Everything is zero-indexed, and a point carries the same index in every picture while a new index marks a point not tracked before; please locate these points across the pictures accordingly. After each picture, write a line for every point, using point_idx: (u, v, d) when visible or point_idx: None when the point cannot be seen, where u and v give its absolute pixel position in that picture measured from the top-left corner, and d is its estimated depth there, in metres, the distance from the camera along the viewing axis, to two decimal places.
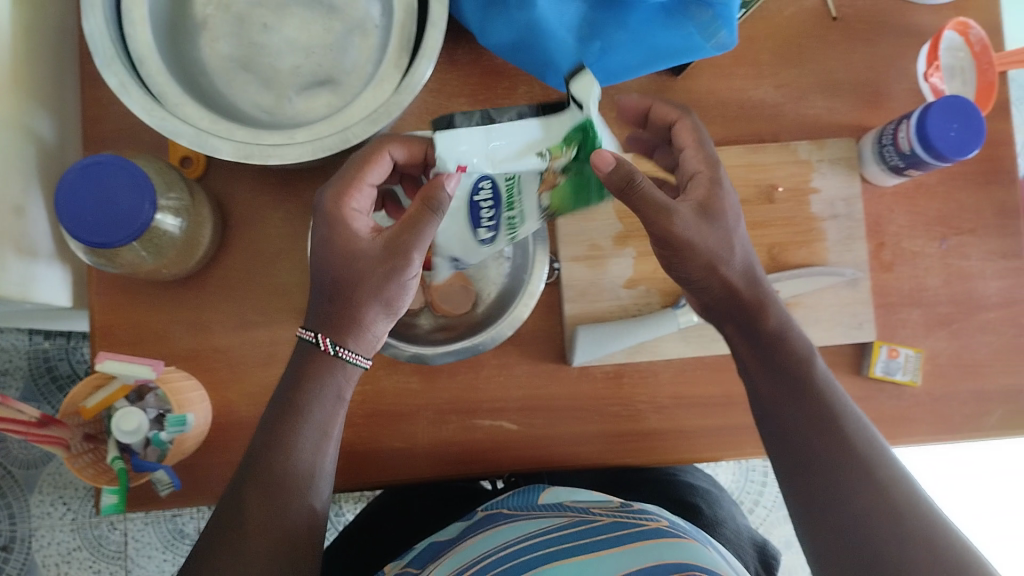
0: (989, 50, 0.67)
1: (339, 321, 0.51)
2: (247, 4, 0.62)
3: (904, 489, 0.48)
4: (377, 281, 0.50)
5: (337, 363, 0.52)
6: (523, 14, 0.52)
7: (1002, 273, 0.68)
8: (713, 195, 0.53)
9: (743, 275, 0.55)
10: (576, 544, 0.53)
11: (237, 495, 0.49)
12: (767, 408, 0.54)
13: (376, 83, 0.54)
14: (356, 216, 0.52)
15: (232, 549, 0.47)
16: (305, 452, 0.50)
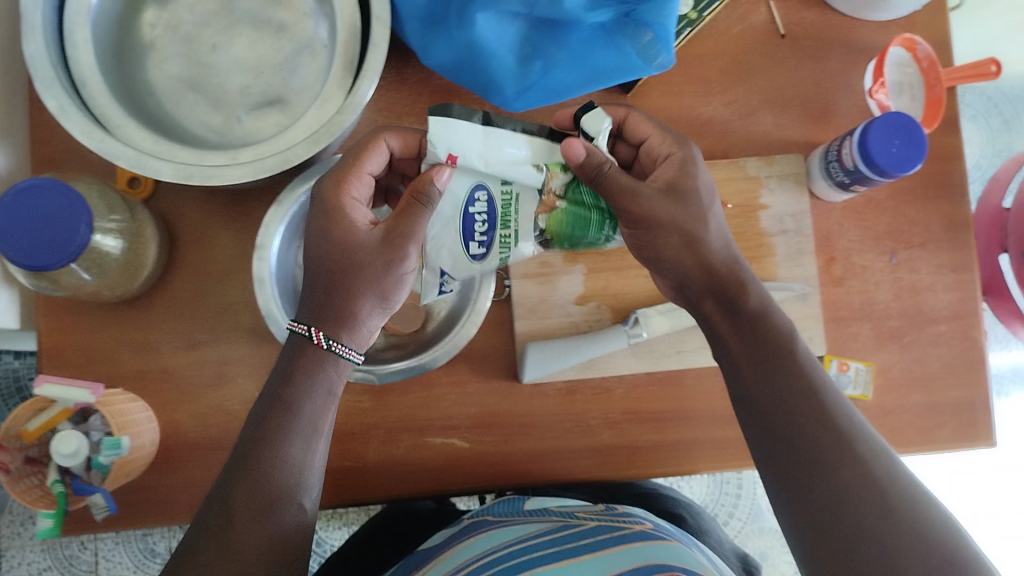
0: (936, 66, 0.67)
1: (333, 313, 0.51)
2: (195, 25, 0.62)
3: (885, 464, 0.46)
4: (376, 271, 0.51)
5: (329, 357, 0.51)
6: (462, 34, 0.53)
7: (952, 286, 0.68)
8: (682, 176, 0.54)
9: (717, 254, 0.54)
10: (557, 549, 0.52)
11: (223, 491, 0.46)
12: (747, 387, 0.52)
13: (320, 104, 0.54)
14: (355, 206, 0.53)
15: (223, 548, 0.44)
16: (295, 447, 0.48)
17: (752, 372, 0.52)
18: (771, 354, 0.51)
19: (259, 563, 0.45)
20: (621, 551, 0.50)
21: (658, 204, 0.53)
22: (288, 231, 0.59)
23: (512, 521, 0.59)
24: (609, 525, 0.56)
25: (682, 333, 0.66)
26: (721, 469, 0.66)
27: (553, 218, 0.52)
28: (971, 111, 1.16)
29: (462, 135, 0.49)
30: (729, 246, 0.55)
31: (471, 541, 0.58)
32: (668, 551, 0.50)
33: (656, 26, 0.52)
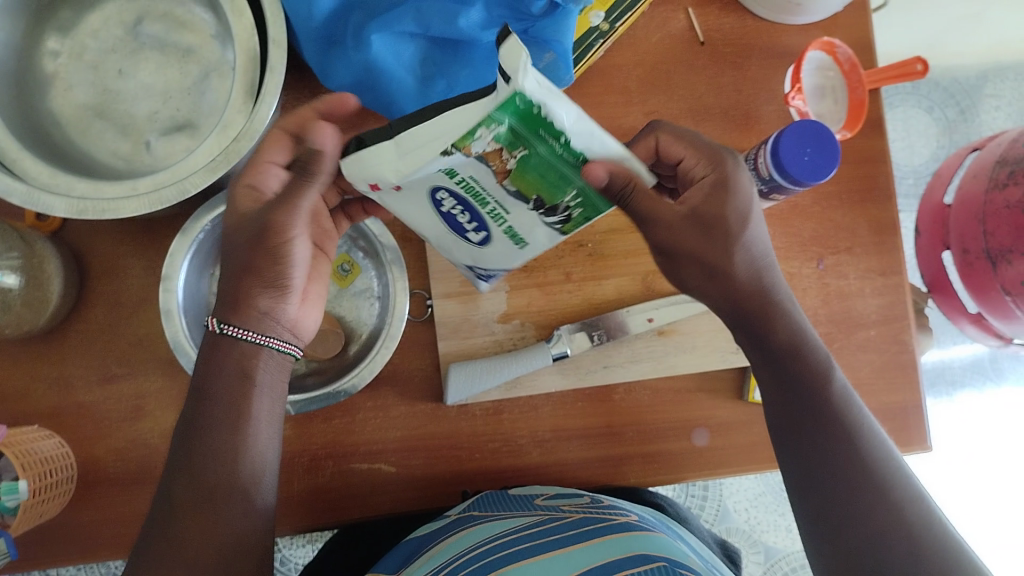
0: (858, 68, 0.67)
1: (233, 304, 0.49)
2: (100, 52, 0.61)
3: (920, 508, 0.46)
4: (254, 256, 0.49)
5: (228, 342, 0.49)
6: (360, 55, 0.54)
7: (880, 290, 0.68)
8: (711, 203, 0.49)
9: (749, 277, 0.51)
10: (543, 542, 0.48)
11: (165, 491, 0.46)
12: (784, 420, 0.52)
13: (220, 129, 0.53)
14: (255, 189, 0.49)
15: (172, 548, 0.44)
16: (222, 436, 0.47)
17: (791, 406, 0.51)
18: (808, 384, 0.51)
19: (212, 556, 0.45)
20: (597, 545, 0.46)
21: (685, 233, 0.49)
22: (196, 261, 0.59)
23: (496, 516, 0.55)
24: (593, 517, 0.51)
25: (609, 347, 0.65)
26: (661, 482, 0.65)
27: (516, 178, 0.41)
28: (927, 103, 1.15)
29: (368, 158, 0.40)
30: (760, 257, 0.51)
31: (455, 537, 0.53)
32: (651, 541, 0.46)
33: (554, 45, 0.53)
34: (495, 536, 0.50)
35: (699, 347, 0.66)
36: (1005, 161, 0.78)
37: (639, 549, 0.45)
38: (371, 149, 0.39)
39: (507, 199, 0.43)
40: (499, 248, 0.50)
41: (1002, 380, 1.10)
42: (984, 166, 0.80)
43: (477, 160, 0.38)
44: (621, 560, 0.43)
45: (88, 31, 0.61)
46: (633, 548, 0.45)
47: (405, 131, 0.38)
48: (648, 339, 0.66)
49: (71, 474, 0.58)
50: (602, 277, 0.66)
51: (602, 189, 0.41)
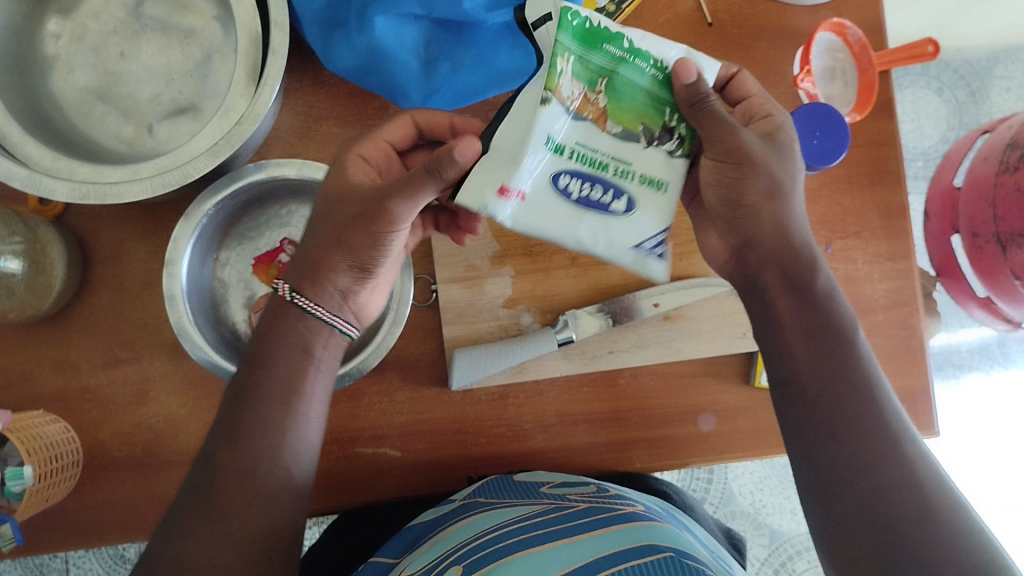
0: (868, 50, 0.67)
1: (309, 276, 0.50)
2: (101, 35, 0.60)
3: (932, 473, 0.43)
4: (357, 234, 0.48)
5: (292, 310, 0.50)
6: (363, 38, 0.53)
7: (888, 275, 0.68)
8: (781, 131, 0.49)
9: (793, 231, 0.49)
10: (550, 530, 0.47)
11: (208, 457, 0.46)
12: (798, 376, 0.48)
13: (223, 113, 0.52)
14: (357, 163, 0.51)
15: (209, 513, 0.44)
16: (274, 410, 0.48)
17: (804, 357, 0.48)
18: (827, 339, 0.48)
19: (246, 524, 0.44)
20: (604, 535, 0.46)
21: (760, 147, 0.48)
22: (199, 246, 0.59)
23: (505, 502, 0.55)
24: (601, 506, 0.51)
25: (614, 332, 0.65)
26: (665, 467, 0.65)
27: (616, 115, 0.46)
28: (937, 84, 1.13)
29: (498, 138, 0.44)
30: (803, 223, 0.50)
31: (462, 522, 0.53)
32: (658, 531, 0.46)
33: None
34: (503, 523, 0.50)
35: (705, 332, 0.65)
36: (1016, 143, 0.77)
37: (649, 538, 0.44)
38: (523, 155, 0.44)
39: (618, 148, 0.46)
40: (627, 238, 0.47)
41: (1009, 364, 1.10)
42: (995, 149, 0.79)
43: (573, 116, 0.45)
44: (628, 550, 0.43)
45: (89, 13, 0.61)
46: (641, 538, 0.44)
47: (492, 147, 0.44)
48: (654, 324, 0.65)
49: (76, 459, 0.58)
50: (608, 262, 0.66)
51: (684, 89, 0.46)
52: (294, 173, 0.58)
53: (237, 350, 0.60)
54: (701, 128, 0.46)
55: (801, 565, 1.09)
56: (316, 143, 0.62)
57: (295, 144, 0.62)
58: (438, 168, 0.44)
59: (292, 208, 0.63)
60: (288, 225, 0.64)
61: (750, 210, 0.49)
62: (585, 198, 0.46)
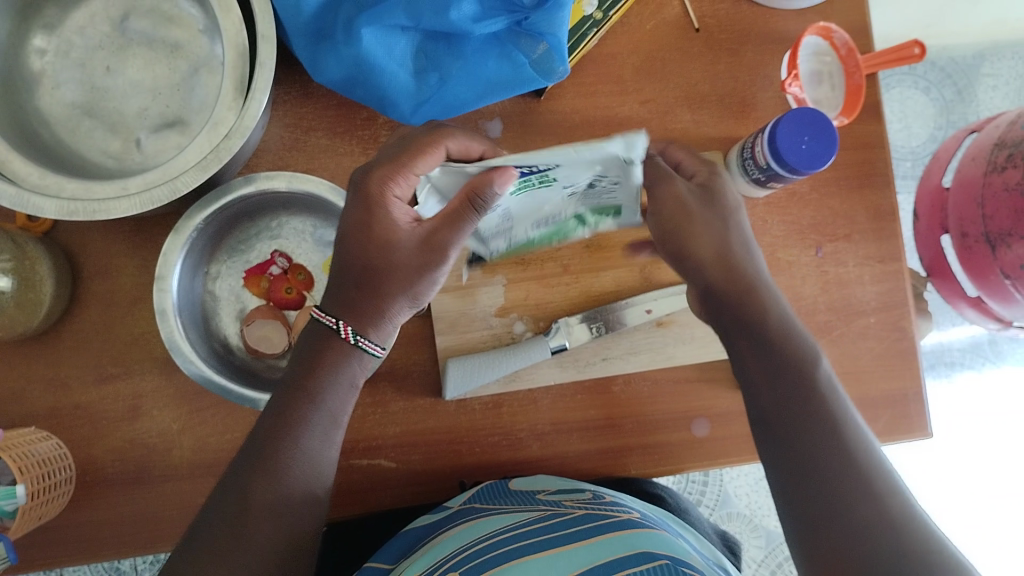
0: (854, 53, 0.67)
1: (359, 307, 0.49)
2: (87, 50, 0.60)
3: (903, 502, 0.43)
4: (408, 277, 0.49)
5: (353, 351, 0.50)
6: (350, 49, 0.54)
7: (879, 277, 0.68)
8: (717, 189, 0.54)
9: (737, 250, 0.53)
10: (544, 539, 0.47)
11: (239, 482, 0.46)
12: (769, 414, 0.49)
13: (211, 126, 0.52)
14: (397, 205, 0.48)
15: (233, 529, 0.45)
16: (312, 442, 0.48)
17: (779, 398, 0.49)
18: (796, 380, 0.49)
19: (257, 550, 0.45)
20: (600, 544, 0.45)
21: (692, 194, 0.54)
22: (189, 262, 0.58)
23: (499, 510, 0.55)
24: (597, 514, 0.51)
25: (607, 339, 0.65)
26: (661, 474, 0.65)
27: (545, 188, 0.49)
28: (924, 83, 1.14)
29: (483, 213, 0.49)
30: (742, 247, 0.53)
31: (456, 530, 0.53)
32: (653, 540, 0.46)
33: (548, 36, 0.54)
34: (498, 531, 0.50)
35: (698, 337, 0.65)
36: (1003, 143, 0.77)
37: (643, 546, 0.44)
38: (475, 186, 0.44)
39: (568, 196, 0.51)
40: (595, 168, 0.41)
41: (1001, 362, 1.10)
42: (982, 149, 0.80)
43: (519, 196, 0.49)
44: (625, 557, 0.43)
45: (74, 28, 0.60)
46: (635, 546, 0.44)
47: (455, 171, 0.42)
48: (647, 330, 0.65)
49: (70, 476, 0.58)
50: (599, 269, 0.66)
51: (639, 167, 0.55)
52: (283, 186, 0.58)
53: (229, 363, 0.60)
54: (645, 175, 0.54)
55: (797, 565, 1.09)
56: (305, 155, 0.62)
57: (284, 155, 0.62)
58: (478, 207, 0.42)
59: (282, 221, 0.63)
60: (278, 237, 0.63)
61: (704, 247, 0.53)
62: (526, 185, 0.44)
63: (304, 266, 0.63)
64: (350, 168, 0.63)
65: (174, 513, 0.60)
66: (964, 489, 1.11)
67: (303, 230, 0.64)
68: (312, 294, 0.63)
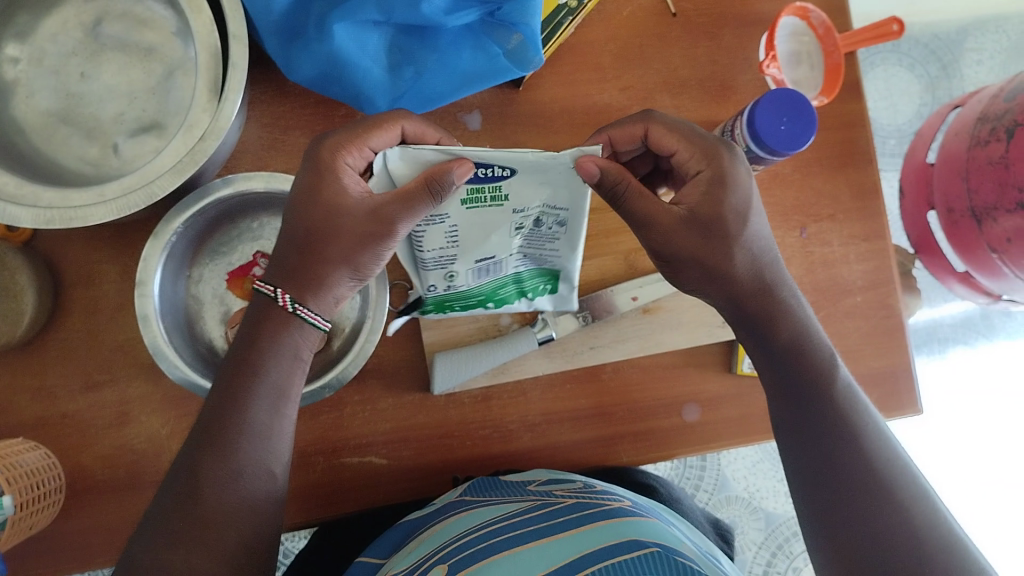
0: (832, 33, 0.67)
1: (301, 272, 0.49)
2: (59, 56, 0.59)
3: (925, 510, 0.46)
4: (352, 247, 0.48)
5: (294, 321, 0.50)
6: (323, 46, 0.53)
7: (864, 256, 0.68)
8: (709, 202, 0.49)
9: (762, 266, 0.52)
10: (534, 529, 0.47)
11: (188, 459, 0.46)
12: (790, 424, 0.52)
13: (186, 129, 0.52)
14: (348, 172, 0.48)
15: (195, 515, 0.44)
16: (260, 415, 0.48)
17: (788, 405, 0.52)
18: (814, 388, 0.51)
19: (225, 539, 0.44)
20: (588, 533, 0.45)
21: (685, 237, 0.49)
22: (170, 266, 0.58)
23: (489, 500, 0.55)
24: (588, 502, 0.51)
25: (594, 328, 0.65)
26: (652, 460, 0.65)
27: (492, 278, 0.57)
28: (907, 60, 1.14)
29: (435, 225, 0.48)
30: (760, 254, 0.51)
31: (447, 521, 0.53)
32: (644, 527, 0.46)
33: (522, 26, 0.53)
34: (488, 522, 0.50)
35: (685, 322, 0.65)
36: (985, 117, 0.77)
37: (632, 534, 0.44)
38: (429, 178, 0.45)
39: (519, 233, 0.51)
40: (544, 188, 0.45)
41: (993, 336, 1.10)
42: (965, 124, 0.80)
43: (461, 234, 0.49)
44: (615, 544, 0.43)
45: (46, 34, 0.59)
46: (625, 532, 0.44)
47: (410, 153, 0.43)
48: (634, 318, 0.65)
49: (59, 485, 0.58)
50: (584, 257, 0.66)
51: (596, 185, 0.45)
52: (262, 186, 0.57)
53: (215, 367, 0.60)
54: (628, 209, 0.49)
55: (797, 546, 1.09)
56: (284, 154, 0.62)
57: (263, 156, 0.62)
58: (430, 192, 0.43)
59: (264, 221, 0.63)
60: (259, 238, 0.63)
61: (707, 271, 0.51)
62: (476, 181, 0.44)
63: None
64: None
65: None
66: (959, 465, 1.11)
67: None
68: None
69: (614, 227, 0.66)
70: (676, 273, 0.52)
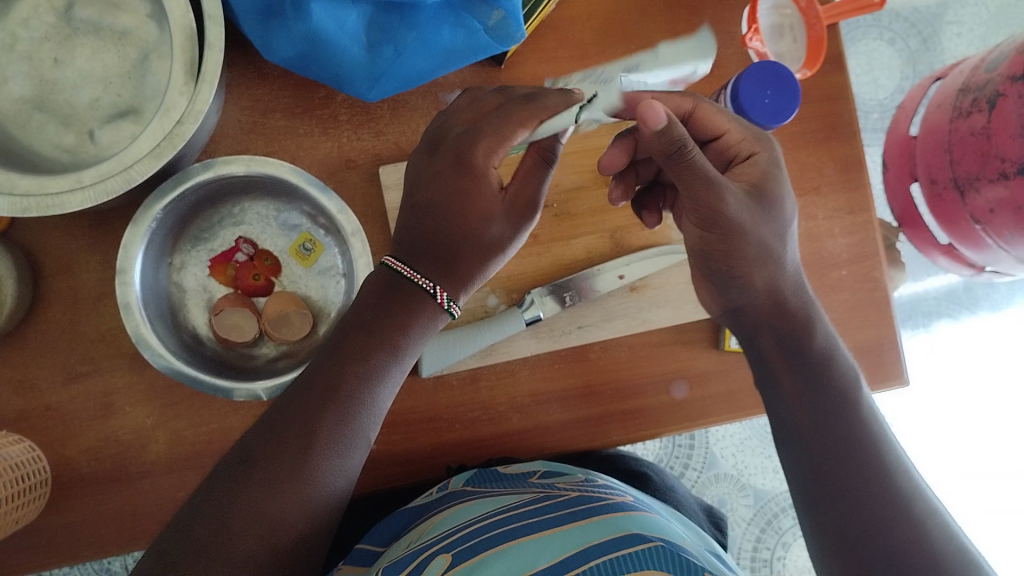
0: (814, 5, 0.66)
1: (459, 272, 0.49)
2: (31, 40, 0.58)
3: (942, 524, 0.45)
4: (479, 251, 0.49)
5: (438, 314, 0.49)
6: (300, 26, 0.52)
7: (849, 229, 0.68)
8: (767, 176, 0.50)
9: (785, 284, 0.52)
10: (539, 519, 0.46)
11: (284, 414, 0.45)
12: (801, 437, 0.50)
13: (162, 113, 0.51)
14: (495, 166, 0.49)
15: (267, 471, 0.42)
16: (375, 387, 0.47)
17: (798, 398, 0.50)
18: (823, 386, 0.50)
19: (284, 513, 0.42)
20: (594, 525, 0.44)
21: (745, 204, 0.48)
22: (150, 254, 0.57)
23: (489, 492, 0.55)
24: (590, 495, 0.50)
25: (582, 307, 0.65)
26: (640, 438, 0.65)
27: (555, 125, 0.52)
28: (889, 35, 1.13)
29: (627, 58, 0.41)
30: (785, 271, 0.52)
31: (447, 512, 0.52)
32: (640, 521, 0.45)
33: (503, 3, 0.53)
34: (489, 513, 0.50)
35: (672, 300, 0.65)
36: (968, 88, 0.76)
37: (634, 528, 0.44)
38: None
39: None
40: None
41: (978, 310, 1.11)
42: (948, 96, 0.80)
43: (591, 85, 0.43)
44: (614, 539, 0.42)
45: (18, 19, 0.57)
46: (624, 528, 0.43)
47: None
48: (621, 297, 0.65)
49: (45, 477, 0.57)
50: (570, 236, 0.65)
51: (657, 135, 0.45)
52: (242, 170, 0.57)
53: (200, 355, 0.59)
54: (682, 175, 0.46)
55: (786, 522, 1.10)
56: (265, 138, 0.61)
57: (243, 140, 0.61)
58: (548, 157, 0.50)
59: (245, 206, 0.62)
60: (241, 223, 0.62)
61: (740, 274, 0.51)
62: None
63: (270, 252, 0.63)
64: (311, 149, 0.62)
65: (154, 508, 0.59)
66: (944, 438, 1.12)
67: (267, 215, 0.63)
68: (280, 279, 0.62)
69: (599, 205, 0.65)
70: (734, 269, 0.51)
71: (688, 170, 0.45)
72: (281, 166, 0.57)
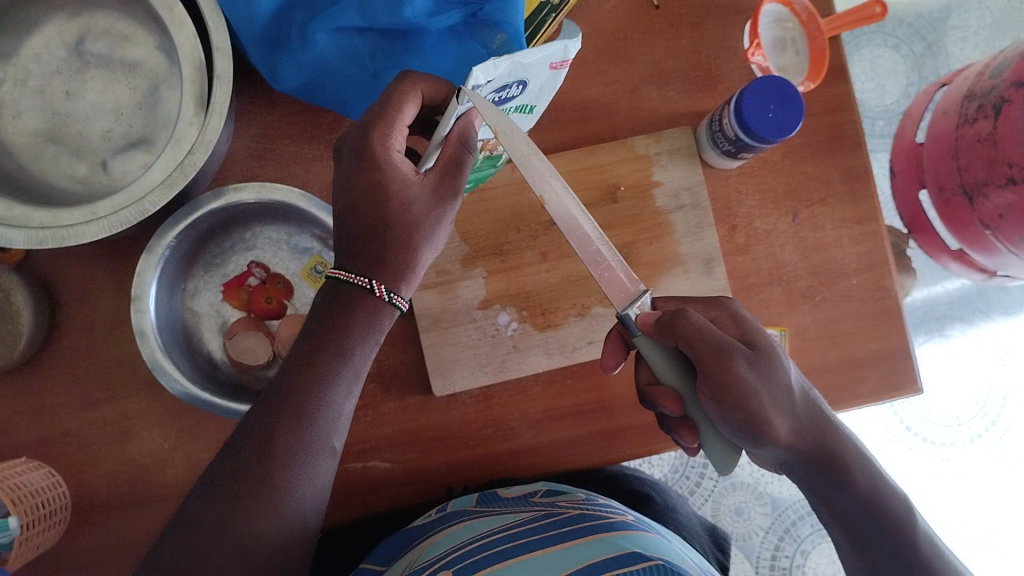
0: (815, 17, 0.67)
1: (388, 260, 0.49)
2: (44, 75, 0.59)
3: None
4: (406, 243, 0.49)
5: (385, 309, 0.49)
6: (307, 54, 0.55)
7: (858, 239, 0.68)
8: (762, 348, 0.49)
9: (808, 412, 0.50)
10: (542, 537, 0.47)
11: (241, 440, 0.46)
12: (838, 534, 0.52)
13: (173, 143, 0.52)
14: (399, 158, 0.48)
15: (234, 501, 0.43)
16: (330, 397, 0.47)
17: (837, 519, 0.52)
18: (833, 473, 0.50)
19: (258, 540, 0.43)
20: (597, 541, 0.45)
21: (748, 376, 0.48)
22: (165, 279, 0.58)
23: (491, 512, 0.55)
24: (591, 514, 0.51)
25: (591, 323, 0.65)
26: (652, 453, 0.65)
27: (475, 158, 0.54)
28: (892, 40, 1.14)
29: (517, 89, 0.47)
30: (795, 402, 0.50)
31: (450, 530, 0.53)
32: (640, 541, 0.46)
33: (505, 26, 0.52)
34: (486, 534, 0.50)
35: None
36: (973, 94, 0.77)
37: (631, 547, 0.44)
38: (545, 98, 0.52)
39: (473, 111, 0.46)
40: (540, 65, 0.45)
41: (991, 314, 1.11)
42: (953, 102, 0.80)
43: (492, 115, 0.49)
44: (615, 558, 0.42)
45: (29, 55, 0.59)
46: (624, 547, 0.44)
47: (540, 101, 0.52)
48: None
49: (65, 503, 0.58)
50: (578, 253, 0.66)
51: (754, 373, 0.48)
52: (252, 196, 0.57)
53: (215, 377, 0.60)
54: (692, 346, 0.48)
55: (804, 530, 1.04)
56: (274, 163, 0.62)
57: (253, 166, 0.62)
58: (472, 144, 0.48)
59: (256, 231, 0.63)
60: (253, 248, 0.63)
61: (758, 431, 0.48)
62: (492, 107, 0.48)
63: (283, 275, 0.63)
64: (320, 172, 0.62)
65: None
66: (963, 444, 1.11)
67: (278, 239, 0.64)
68: (292, 302, 0.63)
69: (606, 222, 0.66)
70: (756, 431, 0.48)
71: (694, 337, 0.48)
72: (282, 189, 0.57)
